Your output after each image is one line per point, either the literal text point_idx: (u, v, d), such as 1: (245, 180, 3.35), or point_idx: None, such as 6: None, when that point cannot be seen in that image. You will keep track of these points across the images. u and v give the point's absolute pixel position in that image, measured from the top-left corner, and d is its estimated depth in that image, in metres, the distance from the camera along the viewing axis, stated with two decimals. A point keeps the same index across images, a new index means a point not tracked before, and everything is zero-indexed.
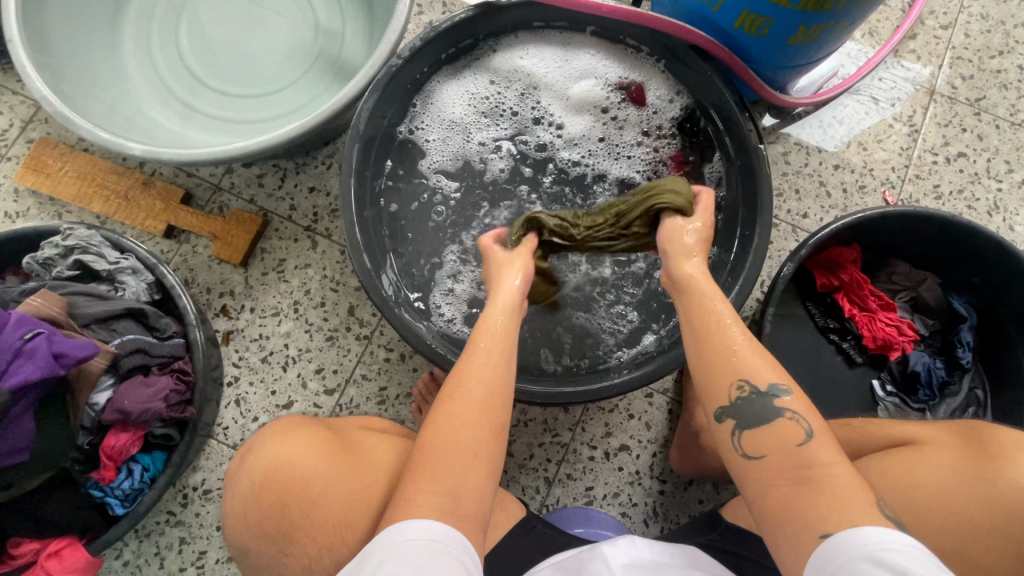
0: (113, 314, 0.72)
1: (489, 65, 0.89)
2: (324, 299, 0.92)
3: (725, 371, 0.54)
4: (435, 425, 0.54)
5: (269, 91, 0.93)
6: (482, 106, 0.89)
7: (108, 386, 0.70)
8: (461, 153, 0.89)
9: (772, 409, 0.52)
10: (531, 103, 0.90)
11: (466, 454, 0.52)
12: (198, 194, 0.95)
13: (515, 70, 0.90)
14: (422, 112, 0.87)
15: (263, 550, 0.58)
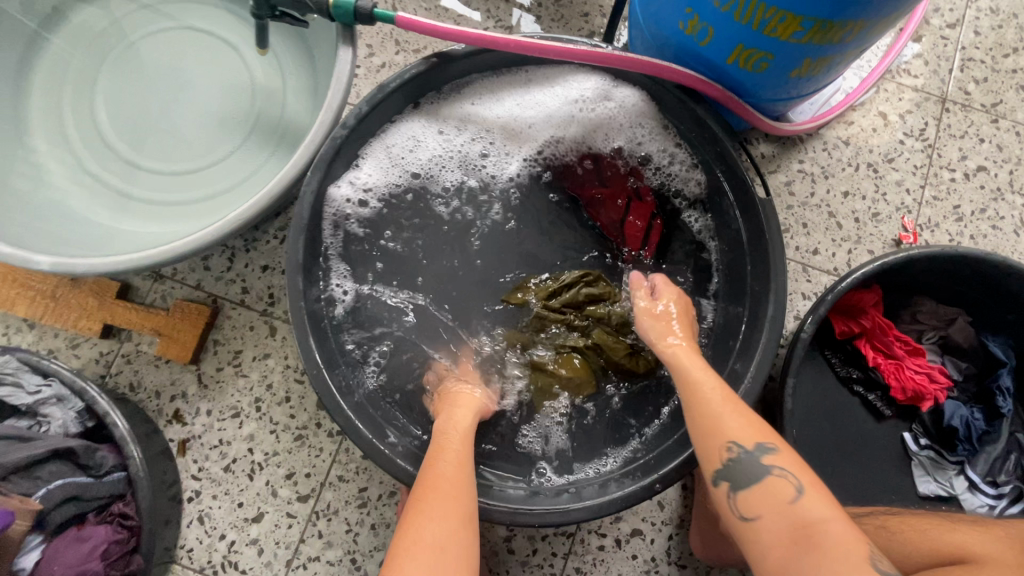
0: (37, 458, 0.62)
1: (442, 125, 0.79)
2: (289, 394, 0.82)
3: (719, 429, 0.55)
4: (403, 531, 0.53)
5: (205, 164, 0.82)
6: (435, 176, 0.80)
7: (36, 543, 0.61)
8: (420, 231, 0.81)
9: (760, 468, 0.53)
10: (487, 157, 0.81)
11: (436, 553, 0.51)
12: (137, 284, 0.84)
13: (466, 119, 0.79)
14: (371, 184, 0.78)
15: None
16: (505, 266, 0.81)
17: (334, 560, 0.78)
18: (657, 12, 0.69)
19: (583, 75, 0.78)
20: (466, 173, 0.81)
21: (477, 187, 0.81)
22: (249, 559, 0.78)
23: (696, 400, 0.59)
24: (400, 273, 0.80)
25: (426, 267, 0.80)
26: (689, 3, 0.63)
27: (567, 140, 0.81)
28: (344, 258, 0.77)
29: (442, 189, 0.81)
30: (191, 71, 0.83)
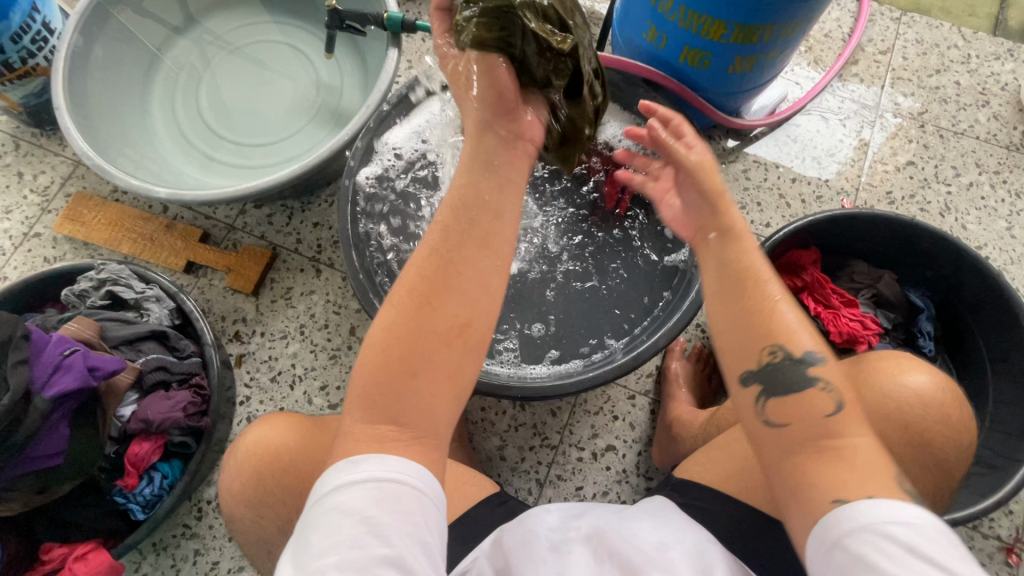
0: (140, 336, 0.81)
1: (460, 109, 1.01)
2: (327, 322, 1.00)
3: (764, 334, 0.49)
4: (375, 347, 0.48)
5: (277, 140, 1.05)
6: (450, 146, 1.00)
7: (132, 400, 0.77)
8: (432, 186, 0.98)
9: (804, 377, 0.48)
10: None
11: (404, 378, 0.47)
12: (215, 233, 1.05)
13: None
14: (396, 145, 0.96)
15: (242, 505, 0.64)
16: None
17: None
18: (629, 27, 0.92)
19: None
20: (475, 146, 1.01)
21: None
22: None
23: (745, 288, 0.50)
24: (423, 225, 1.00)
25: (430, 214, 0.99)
26: (648, 18, 0.86)
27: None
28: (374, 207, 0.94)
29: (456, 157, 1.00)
30: (274, 74, 1.09)
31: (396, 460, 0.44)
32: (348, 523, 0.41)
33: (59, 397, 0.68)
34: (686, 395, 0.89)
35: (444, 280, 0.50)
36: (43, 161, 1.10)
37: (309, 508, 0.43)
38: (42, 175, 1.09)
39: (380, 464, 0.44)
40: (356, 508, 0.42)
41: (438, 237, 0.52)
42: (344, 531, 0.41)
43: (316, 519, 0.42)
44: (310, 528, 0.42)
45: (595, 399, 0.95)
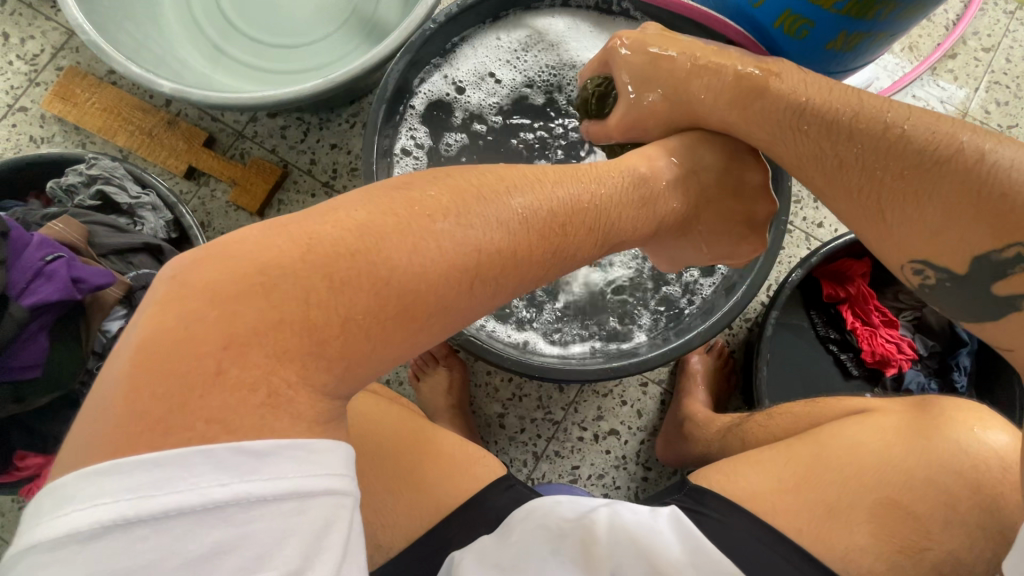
0: (133, 247, 0.74)
1: (517, 37, 0.89)
2: None
3: (943, 239, 0.49)
4: (252, 246, 0.37)
5: (301, 44, 0.93)
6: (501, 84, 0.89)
7: (120, 315, 0.72)
8: (475, 130, 0.88)
9: (973, 277, 0.48)
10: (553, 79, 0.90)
11: (269, 320, 0.35)
12: (221, 138, 0.96)
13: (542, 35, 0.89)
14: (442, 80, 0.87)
15: None
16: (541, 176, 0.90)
17: None
18: None
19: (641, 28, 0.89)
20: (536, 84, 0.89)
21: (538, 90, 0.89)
22: None
23: (889, 188, 0.51)
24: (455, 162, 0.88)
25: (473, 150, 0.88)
26: None
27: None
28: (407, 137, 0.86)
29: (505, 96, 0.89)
30: None
31: (322, 450, 0.34)
32: (236, 557, 0.30)
33: (39, 307, 0.61)
34: (703, 394, 0.86)
35: (331, 242, 0.37)
36: (32, 25, 0.97)
37: (149, 477, 0.29)
38: (31, 41, 0.97)
39: (297, 455, 0.33)
40: (259, 536, 0.30)
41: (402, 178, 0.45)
42: (227, 563, 0.29)
43: (184, 522, 0.29)
44: (171, 537, 0.29)
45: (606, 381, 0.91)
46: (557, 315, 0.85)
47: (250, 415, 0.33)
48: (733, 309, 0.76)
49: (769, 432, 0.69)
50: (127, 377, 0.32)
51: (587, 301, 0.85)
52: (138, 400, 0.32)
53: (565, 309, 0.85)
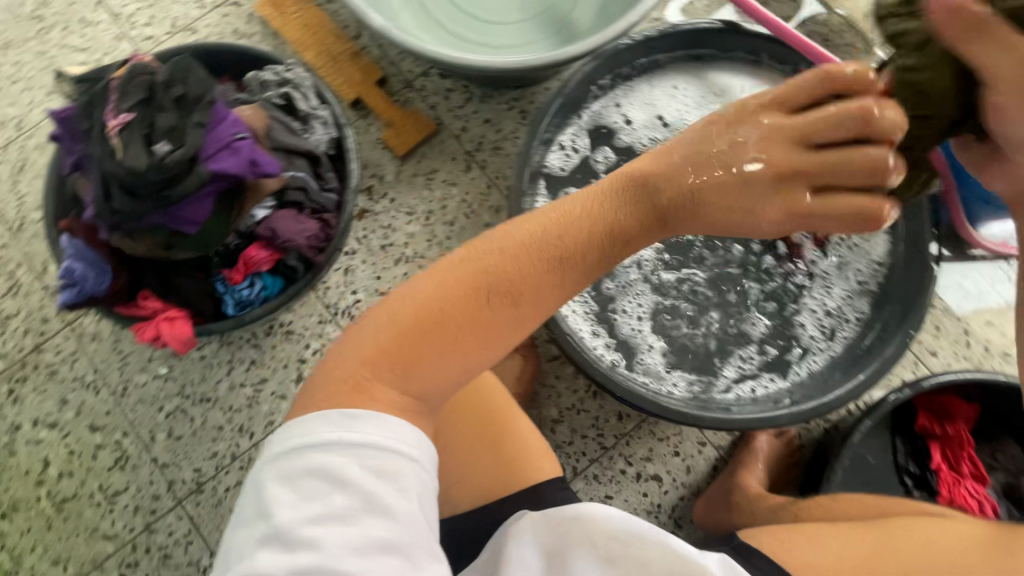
0: (297, 150, 0.80)
1: (694, 79, 0.91)
2: (455, 220, 0.97)
3: None
4: (490, 250, 0.49)
5: (493, 18, 0.97)
6: (672, 117, 0.90)
7: (267, 206, 0.78)
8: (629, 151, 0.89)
9: None
10: None
11: (454, 296, 0.47)
12: (392, 82, 1.02)
13: (723, 84, 0.90)
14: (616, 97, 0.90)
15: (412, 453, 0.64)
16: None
17: None
18: None
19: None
20: None
21: None
22: None
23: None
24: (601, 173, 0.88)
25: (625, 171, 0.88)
26: None
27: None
28: (570, 136, 0.88)
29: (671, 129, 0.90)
30: None
31: (398, 426, 0.44)
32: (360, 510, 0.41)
33: (219, 175, 0.67)
34: (761, 473, 0.84)
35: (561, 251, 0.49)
36: None
37: (287, 501, 0.41)
38: None
39: (374, 424, 0.43)
40: (370, 490, 0.41)
41: (600, 184, 0.53)
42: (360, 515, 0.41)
43: (331, 481, 0.41)
44: (328, 491, 0.41)
45: (665, 427, 0.90)
46: (657, 344, 0.84)
47: (422, 376, 0.46)
48: (831, 404, 0.74)
49: (828, 515, 0.67)
50: (377, 334, 0.47)
51: (688, 341, 0.84)
52: (379, 358, 0.46)
53: (669, 341, 0.84)
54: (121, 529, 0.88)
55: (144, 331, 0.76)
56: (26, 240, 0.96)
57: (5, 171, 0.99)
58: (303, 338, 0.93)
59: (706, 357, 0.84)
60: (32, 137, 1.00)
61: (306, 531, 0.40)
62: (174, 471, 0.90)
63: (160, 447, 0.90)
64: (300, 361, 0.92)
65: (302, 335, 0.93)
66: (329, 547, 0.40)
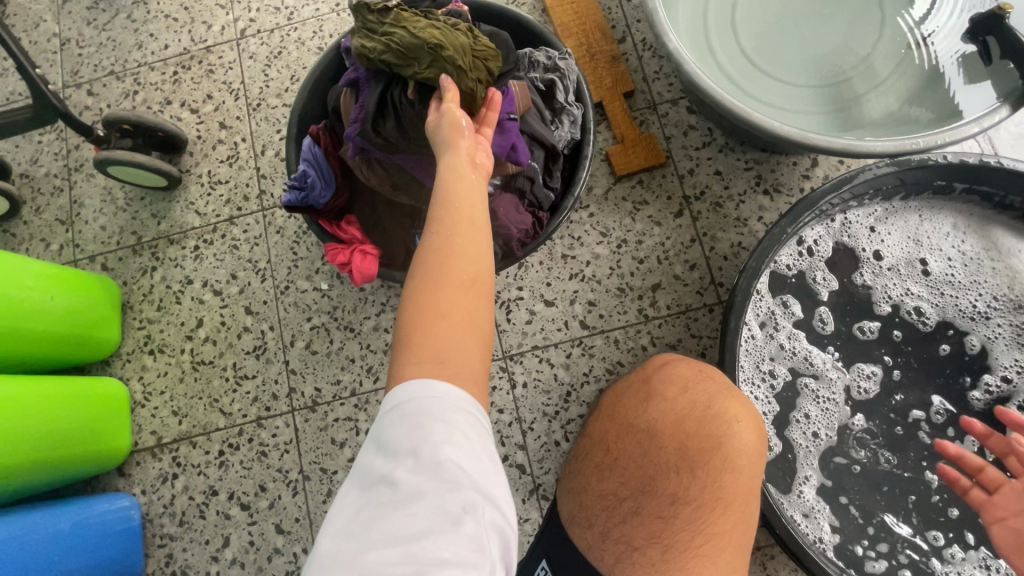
0: (542, 140, 0.78)
1: (976, 233, 0.81)
2: (646, 259, 0.92)
3: None
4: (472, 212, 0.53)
5: (774, 72, 0.89)
6: (937, 268, 0.81)
7: (493, 184, 0.77)
8: (866, 281, 0.81)
9: None
10: (980, 296, 0.80)
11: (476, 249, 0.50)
12: (637, 98, 0.98)
13: (1006, 249, 0.80)
14: (881, 223, 0.82)
15: (640, 522, 0.58)
16: (912, 372, 0.80)
17: (559, 378, 0.89)
18: None
19: None
20: (958, 283, 0.80)
21: (956, 292, 0.80)
22: (517, 318, 0.92)
23: None
24: (827, 295, 0.81)
25: (854, 297, 0.81)
26: None
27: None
28: (814, 234, 0.82)
29: (930, 282, 0.81)
30: (834, 10, 0.89)
31: (429, 385, 0.41)
32: (438, 447, 0.38)
33: None
34: None
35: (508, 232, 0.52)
36: None
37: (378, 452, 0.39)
38: None
39: (422, 388, 0.41)
40: (445, 431, 0.39)
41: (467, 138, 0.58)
42: (444, 449, 0.38)
43: (409, 429, 0.39)
44: (412, 433, 0.39)
45: (780, 567, 0.81)
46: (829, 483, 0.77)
47: (458, 327, 0.45)
48: None
49: None
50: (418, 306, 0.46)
51: (864, 495, 0.77)
52: (430, 316, 0.45)
53: (842, 491, 0.77)
54: (235, 410, 0.92)
55: (337, 254, 0.76)
56: (257, 119, 1.03)
57: (264, 52, 1.05)
58: None
59: (872, 520, 0.76)
60: (297, 29, 1.05)
61: (404, 488, 0.37)
62: (298, 381, 0.92)
63: (295, 355, 0.93)
64: None
65: None
66: (416, 491, 0.36)
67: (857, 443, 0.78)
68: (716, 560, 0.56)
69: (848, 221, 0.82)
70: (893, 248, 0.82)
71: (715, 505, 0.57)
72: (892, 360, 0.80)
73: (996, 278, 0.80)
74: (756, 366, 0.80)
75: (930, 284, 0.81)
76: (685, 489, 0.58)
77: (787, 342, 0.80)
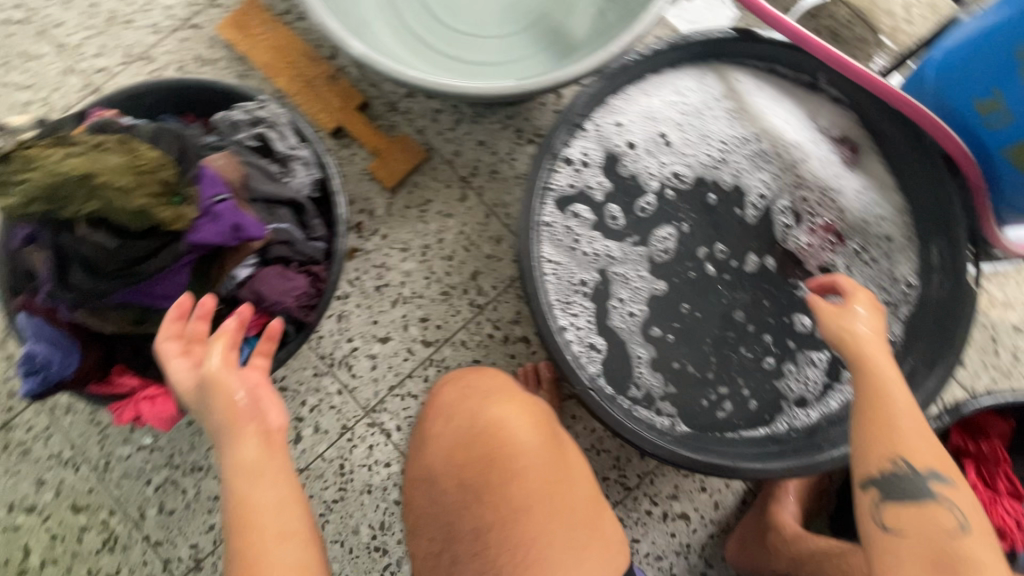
0: (279, 199, 0.73)
1: (702, 84, 0.82)
2: (453, 253, 0.91)
3: (883, 445, 0.53)
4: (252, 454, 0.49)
5: (478, 32, 0.88)
6: (680, 134, 0.82)
7: (250, 264, 0.70)
8: (627, 170, 0.81)
9: (920, 480, 0.52)
10: (726, 145, 0.83)
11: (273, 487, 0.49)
12: (374, 106, 0.94)
13: (732, 89, 0.82)
14: (624, 112, 0.80)
15: (472, 554, 0.58)
16: (709, 238, 0.82)
17: (427, 405, 0.87)
18: (947, 84, 0.72)
19: (835, 113, 0.82)
20: (702, 137, 0.82)
21: (705, 148, 0.82)
22: (362, 369, 0.87)
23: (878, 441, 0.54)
24: (607, 200, 0.81)
25: (628, 190, 0.81)
26: (997, 83, 0.66)
27: (812, 146, 0.83)
28: (578, 149, 0.79)
29: (679, 148, 0.82)
30: None
31: None
32: None
33: (197, 245, 0.61)
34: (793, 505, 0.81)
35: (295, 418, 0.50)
36: None
37: None
38: None
39: None
40: None
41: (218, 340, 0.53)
42: None
43: None
44: None
45: None
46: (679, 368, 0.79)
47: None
48: None
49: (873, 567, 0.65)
50: None
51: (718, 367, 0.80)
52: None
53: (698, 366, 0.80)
54: None
55: (124, 412, 0.69)
56: None
57: None
58: (297, 395, 0.86)
59: (734, 387, 0.80)
60: None
61: None
62: (170, 549, 0.83)
63: (152, 526, 0.83)
64: (297, 419, 0.86)
65: (296, 391, 0.87)
66: None
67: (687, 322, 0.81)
68: (552, 543, 0.57)
69: (591, 122, 0.79)
70: (638, 129, 0.81)
71: (518, 505, 0.58)
72: (694, 238, 0.82)
73: (731, 120, 0.83)
74: (580, 306, 0.78)
75: (681, 150, 0.82)
76: (484, 515, 0.58)
77: (591, 261, 0.79)
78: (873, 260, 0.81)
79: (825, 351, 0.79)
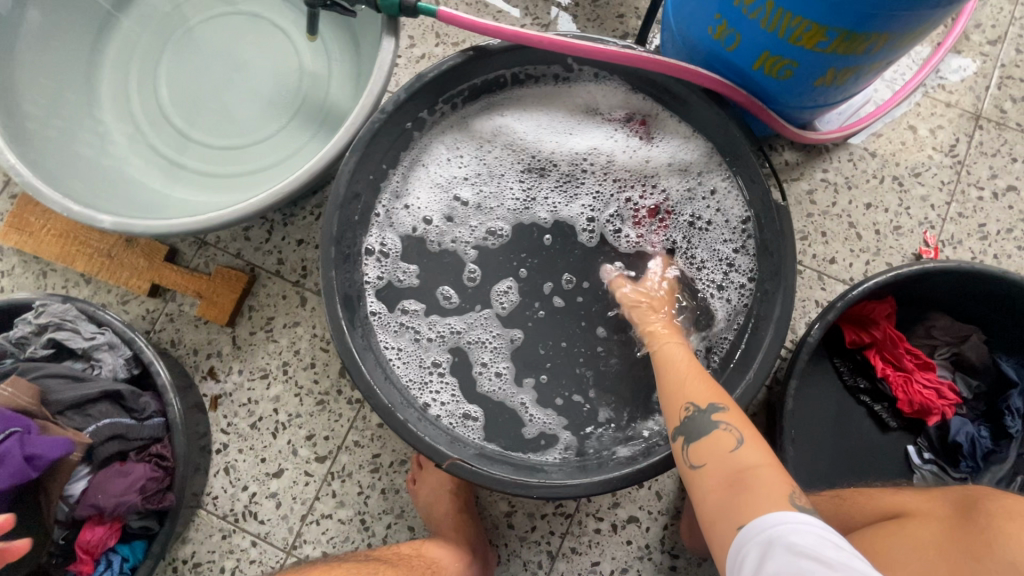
0: (89, 397, 0.69)
1: (472, 136, 0.81)
2: (314, 360, 0.87)
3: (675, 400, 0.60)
4: None
5: (250, 142, 0.87)
6: (472, 190, 0.81)
7: (83, 474, 0.67)
8: (435, 243, 0.80)
9: (710, 423, 0.56)
10: (518, 177, 0.82)
11: None
12: (183, 250, 0.91)
13: (502, 125, 0.81)
14: (409, 193, 0.80)
15: None
16: (538, 253, 0.80)
17: (344, 519, 0.83)
18: (688, 17, 0.71)
19: (603, 95, 0.81)
20: (494, 182, 0.82)
21: (500, 190, 0.82)
22: (268, 511, 0.84)
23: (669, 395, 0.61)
24: (429, 274, 0.80)
25: (445, 257, 0.80)
26: (717, 9, 0.65)
27: (598, 144, 0.82)
28: (374, 241, 0.79)
29: (480, 205, 0.81)
30: (242, 57, 0.88)
31: None
32: None
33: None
34: None
35: None
36: None
37: None
38: None
39: None
40: None
41: None
42: None
43: None
44: None
45: None
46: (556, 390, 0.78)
47: None
48: (748, 390, 0.65)
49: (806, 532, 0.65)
50: None
51: (594, 373, 0.78)
52: None
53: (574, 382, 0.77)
54: None
55: None
56: None
57: None
58: (214, 564, 0.82)
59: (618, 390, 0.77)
60: None
61: None
62: None
63: None
64: None
65: (211, 561, 0.83)
66: None
67: (549, 343, 0.79)
68: None
69: (379, 214, 0.78)
70: (429, 203, 0.81)
71: None
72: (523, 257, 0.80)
73: (512, 153, 0.83)
74: (438, 376, 0.77)
75: (480, 202, 0.82)
76: None
77: (435, 338, 0.78)
78: (701, 219, 0.79)
79: (689, 313, 0.78)
